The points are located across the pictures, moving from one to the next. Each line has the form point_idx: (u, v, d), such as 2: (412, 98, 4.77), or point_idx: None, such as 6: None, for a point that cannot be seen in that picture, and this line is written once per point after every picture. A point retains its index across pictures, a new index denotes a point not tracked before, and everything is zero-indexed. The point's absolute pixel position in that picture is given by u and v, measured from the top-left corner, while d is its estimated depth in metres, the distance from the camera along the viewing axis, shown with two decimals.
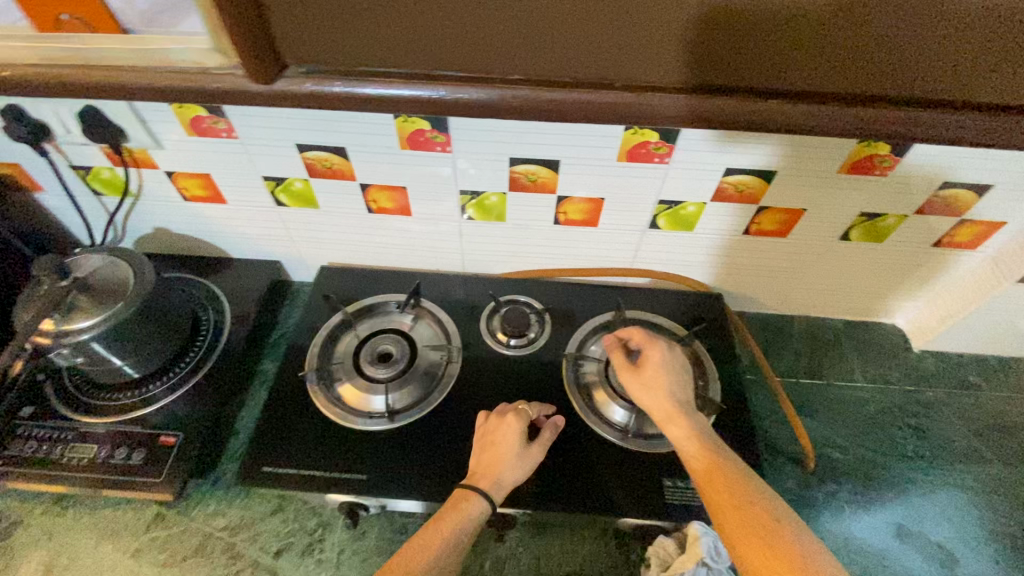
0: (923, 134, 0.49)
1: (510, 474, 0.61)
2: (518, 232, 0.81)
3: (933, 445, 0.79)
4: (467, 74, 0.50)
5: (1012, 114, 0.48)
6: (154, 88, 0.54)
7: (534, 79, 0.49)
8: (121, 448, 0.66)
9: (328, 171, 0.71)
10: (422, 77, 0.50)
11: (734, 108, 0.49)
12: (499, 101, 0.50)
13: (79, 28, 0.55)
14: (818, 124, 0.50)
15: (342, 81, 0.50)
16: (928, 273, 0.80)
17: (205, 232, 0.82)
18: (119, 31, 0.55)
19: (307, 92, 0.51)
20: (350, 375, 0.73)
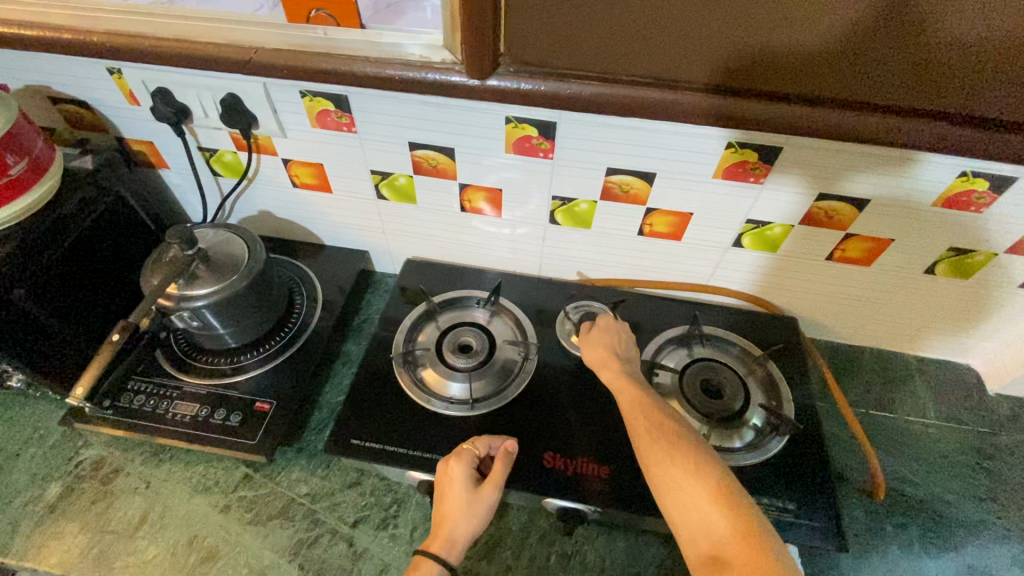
0: (971, 149, 0.53)
1: (469, 522, 0.58)
2: (602, 238, 0.82)
3: (1009, 490, 0.76)
4: (655, 80, 0.53)
5: (1008, 133, 0.51)
6: (317, 72, 0.59)
7: (716, 87, 0.53)
8: (219, 410, 0.76)
9: (433, 169, 0.76)
10: (596, 78, 0.54)
11: (756, 108, 0.53)
12: (615, 99, 0.55)
13: (324, 23, 0.60)
14: (829, 128, 0.53)
15: (549, 82, 0.55)
16: (1014, 316, 0.79)
17: (307, 218, 0.91)
18: (358, 25, 0.60)
19: (518, 91, 0.56)
20: (433, 360, 0.78)
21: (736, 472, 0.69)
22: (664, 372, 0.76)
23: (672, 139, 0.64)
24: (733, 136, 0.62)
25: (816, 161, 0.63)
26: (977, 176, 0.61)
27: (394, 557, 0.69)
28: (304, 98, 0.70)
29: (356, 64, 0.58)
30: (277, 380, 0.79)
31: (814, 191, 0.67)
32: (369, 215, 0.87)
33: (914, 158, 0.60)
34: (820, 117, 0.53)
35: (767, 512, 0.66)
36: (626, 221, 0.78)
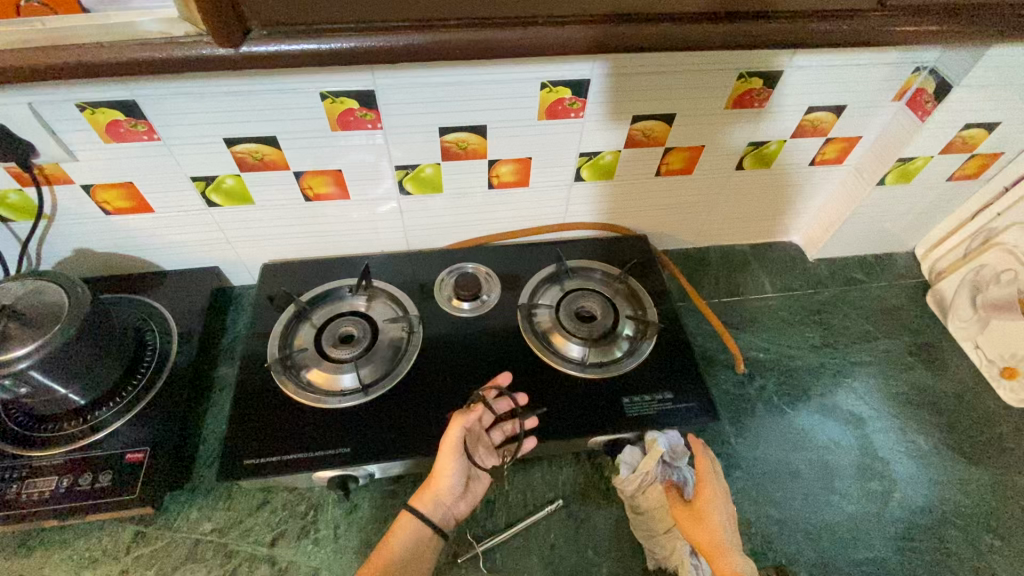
0: (818, 42, 0.60)
1: (437, 477, 0.66)
2: (456, 199, 0.83)
3: (836, 333, 0.92)
4: (417, 23, 0.54)
5: (860, 18, 0.59)
6: (83, 67, 0.52)
7: (469, 20, 0.54)
8: (85, 474, 0.68)
9: (260, 163, 0.72)
10: (364, 28, 0.53)
11: (633, 31, 0.56)
12: (419, 47, 0.54)
13: (39, 12, 0.52)
14: (706, 42, 0.58)
15: (308, 38, 0.53)
16: (811, 191, 0.93)
17: (138, 247, 0.83)
18: (80, 9, 0.53)
19: (276, 55, 0.53)
20: (316, 359, 0.76)
21: (621, 380, 0.75)
22: (542, 311, 0.81)
23: (489, 88, 0.66)
24: (544, 75, 0.66)
25: (622, 86, 0.69)
26: (753, 76, 0.70)
27: (322, 559, 0.68)
28: (84, 112, 0.62)
29: (117, 53, 0.52)
30: (145, 425, 0.72)
31: (629, 114, 0.73)
32: (208, 226, 0.81)
33: (697, 65, 0.67)
34: (663, 32, 0.56)
35: (652, 406, 0.73)
36: (473, 177, 0.80)
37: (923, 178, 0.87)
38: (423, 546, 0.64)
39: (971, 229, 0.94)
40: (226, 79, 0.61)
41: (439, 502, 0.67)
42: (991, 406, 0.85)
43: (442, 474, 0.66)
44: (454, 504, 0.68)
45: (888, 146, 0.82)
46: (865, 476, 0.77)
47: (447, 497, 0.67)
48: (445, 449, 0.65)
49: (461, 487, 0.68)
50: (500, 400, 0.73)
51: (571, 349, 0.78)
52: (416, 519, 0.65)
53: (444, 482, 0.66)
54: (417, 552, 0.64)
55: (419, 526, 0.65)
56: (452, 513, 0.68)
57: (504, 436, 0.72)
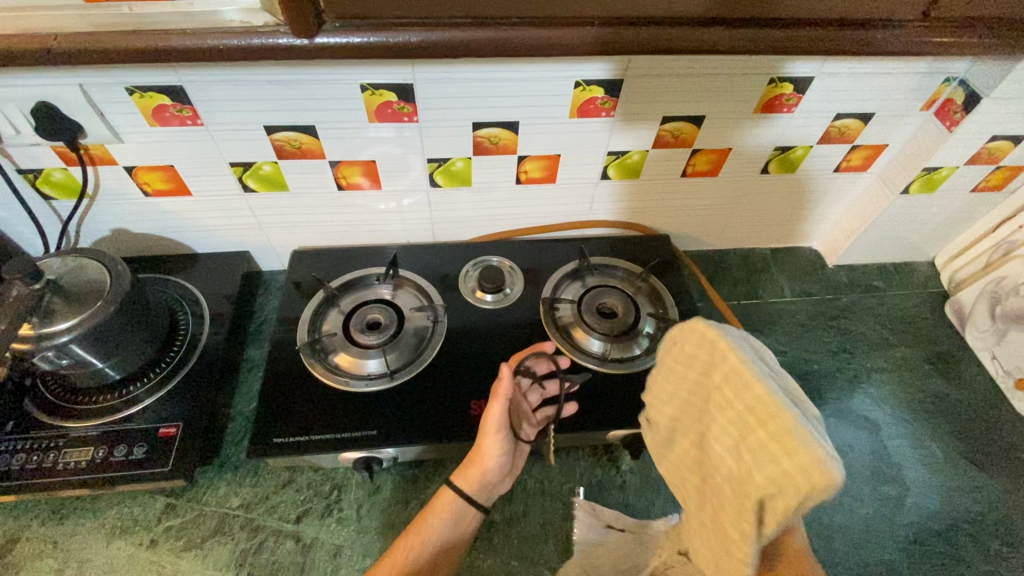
0: (844, 49, 0.60)
1: (483, 456, 0.65)
2: (484, 193, 0.85)
3: (852, 339, 0.93)
4: (471, 18, 0.55)
5: (886, 27, 0.59)
6: (139, 49, 0.54)
7: (522, 17, 0.55)
8: (119, 446, 0.70)
9: (297, 151, 0.74)
10: (421, 22, 0.55)
11: (671, 32, 0.57)
12: (466, 41, 0.56)
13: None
14: (736, 46, 0.59)
15: (367, 30, 0.54)
16: (835, 196, 0.94)
17: (172, 228, 0.85)
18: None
19: (343, 44, 0.55)
20: (343, 344, 0.77)
21: (639, 376, 0.77)
22: (564, 305, 0.83)
23: (524, 85, 0.68)
24: (580, 73, 0.67)
25: (655, 88, 0.70)
26: (784, 81, 0.71)
27: (345, 538, 0.70)
28: (133, 96, 0.64)
29: (164, 36, 0.54)
30: (178, 401, 0.74)
31: (657, 116, 0.74)
32: (242, 211, 0.83)
33: (729, 70, 0.68)
34: (695, 35, 0.57)
35: None
36: (502, 172, 0.81)
37: (947, 188, 0.87)
38: (461, 522, 0.65)
39: (993, 241, 0.94)
40: (270, 69, 0.63)
41: (483, 481, 0.66)
42: (1006, 417, 0.86)
43: (489, 453, 0.65)
44: (498, 482, 0.68)
45: (913, 156, 0.83)
46: (878, 480, 0.78)
47: (493, 476, 0.67)
48: (489, 428, 0.65)
49: (505, 466, 0.68)
50: (540, 361, 0.73)
51: (592, 343, 0.79)
52: (459, 498, 0.65)
53: (490, 461, 0.65)
54: (454, 530, 0.64)
55: (461, 505, 0.64)
56: (495, 489, 0.68)
57: (542, 398, 0.73)
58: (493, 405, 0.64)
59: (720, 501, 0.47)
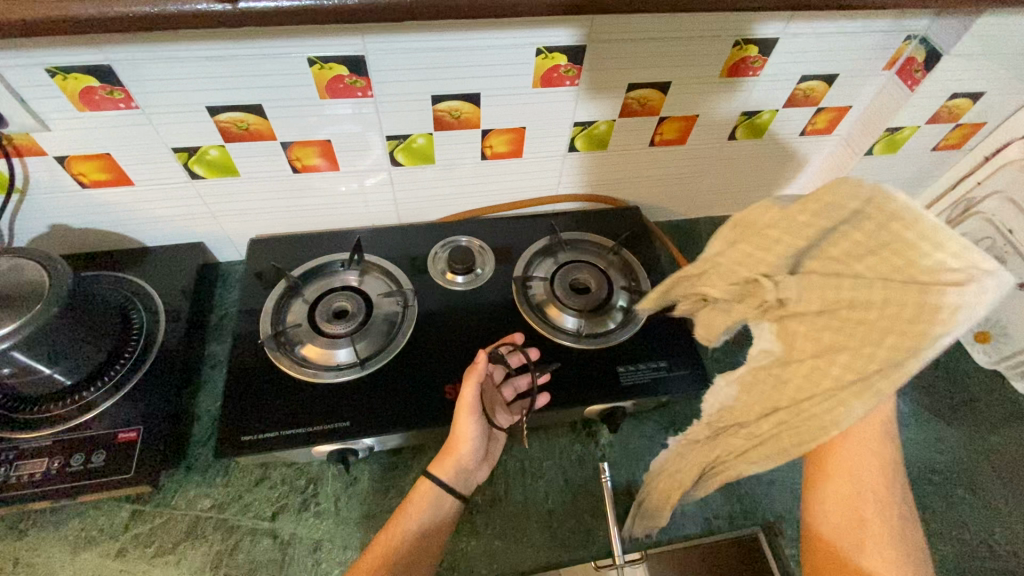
0: (810, 3, 0.59)
1: (456, 443, 0.66)
2: (449, 170, 0.82)
3: None
4: None
5: None
6: (52, 21, 0.49)
7: None
8: (77, 455, 0.67)
9: (245, 133, 0.70)
10: None
11: None
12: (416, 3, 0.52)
13: None
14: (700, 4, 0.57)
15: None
16: (802, 160, 0.94)
17: (118, 221, 0.80)
18: None
19: (281, 10, 0.51)
20: (310, 335, 0.74)
21: (616, 350, 0.76)
22: (537, 282, 0.81)
23: (482, 54, 0.65)
24: (541, 40, 0.64)
25: (619, 54, 0.67)
26: (748, 43, 0.69)
27: (325, 531, 0.68)
28: (56, 79, 0.59)
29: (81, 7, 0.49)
30: (137, 404, 0.71)
31: (623, 84, 0.72)
32: (192, 200, 0.79)
33: (694, 33, 0.66)
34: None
35: (647, 374, 0.74)
36: (466, 147, 0.78)
37: (909, 148, 0.88)
38: (441, 513, 0.64)
39: (954, 198, 0.95)
40: (205, 43, 0.58)
41: (460, 469, 0.66)
42: (966, 368, 0.89)
43: (462, 438, 0.65)
44: (475, 469, 0.68)
45: (877, 116, 0.83)
46: None
47: (469, 463, 0.67)
48: (461, 411, 0.65)
49: (480, 452, 0.68)
50: (514, 355, 0.74)
51: (567, 320, 0.78)
52: (436, 487, 0.64)
53: (466, 447, 0.65)
54: (435, 523, 0.63)
55: (439, 495, 0.64)
56: (473, 478, 0.68)
57: (515, 392, 0.74)
58: (467, 388, 0.66)
59: (835, 334, 0.46)
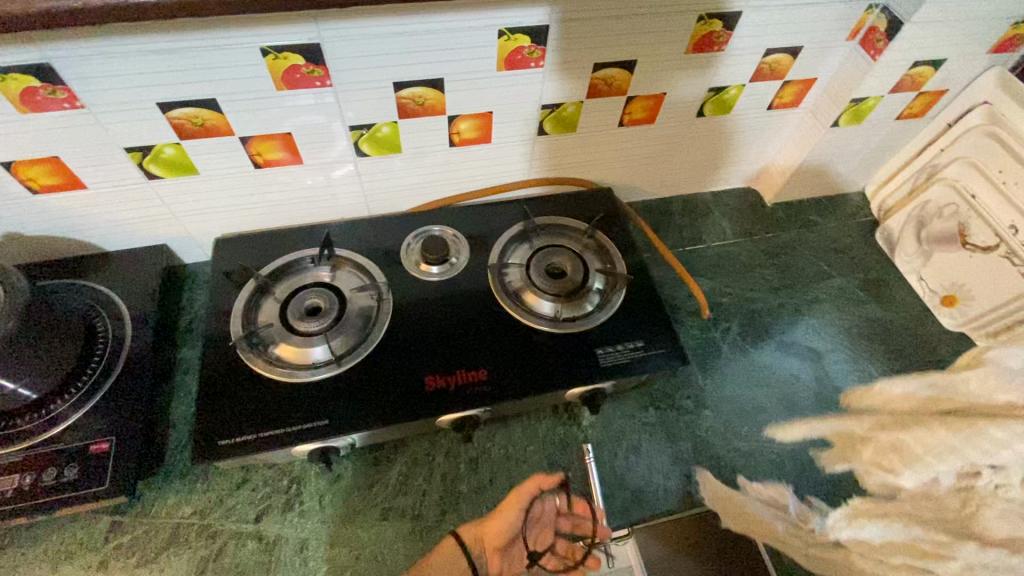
0: None
1: (492, 520, 0.67)
2: (417, 159, 0.80)
3: (793, 274, 0.96)
4: None
5: None
6: None
7: None
8: (48, 469, 0.65)
9: (201, 129, 0.67)
10: None
11: None
12: None
13: None
14: None
15: None
16: (771, 134, 0.94)
17: (74, 227, 0.77)
18: None
19: None
20: (283, 334, 0.73)
21: (594, 333, 0.76)
22: (512, 269, 0.80)
23: (443, 37, 0.63)
24: (502, 21, 0.62)
25: (583, 33, 0.66)
26: (712, 17, 0.69)
27: (311, 530, 0.68)
28: None
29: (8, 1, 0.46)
30: (108, 414, 0.69)
31: (589, 64, 0.71)
32: (152, 201, 0.76)
33: (657, 9, 0.65)
34: None
35: (625, 355, 0.75)
36: (434, 134, 0.77)
37: (875, 118, 0.89)
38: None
39: (916, 166, 0.97)
40: (149, 35, 0.55)
41: (479, 546, 0.65)
42: (934, 332, 0.92)
43: (499, 518, 0.67)
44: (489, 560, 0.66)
45: (842, 87, 0.83)
46: (823, 405, 0.83)
47: (486, 549, 0.66)
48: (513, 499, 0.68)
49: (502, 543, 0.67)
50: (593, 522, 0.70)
51: (543, 306, 0.78)
52: (453, 548, 0.64)
53: (495, 531, 0.66)
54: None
55: (454, 558, 0.63)
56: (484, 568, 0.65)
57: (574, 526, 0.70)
58: (526, 482, 0.69)
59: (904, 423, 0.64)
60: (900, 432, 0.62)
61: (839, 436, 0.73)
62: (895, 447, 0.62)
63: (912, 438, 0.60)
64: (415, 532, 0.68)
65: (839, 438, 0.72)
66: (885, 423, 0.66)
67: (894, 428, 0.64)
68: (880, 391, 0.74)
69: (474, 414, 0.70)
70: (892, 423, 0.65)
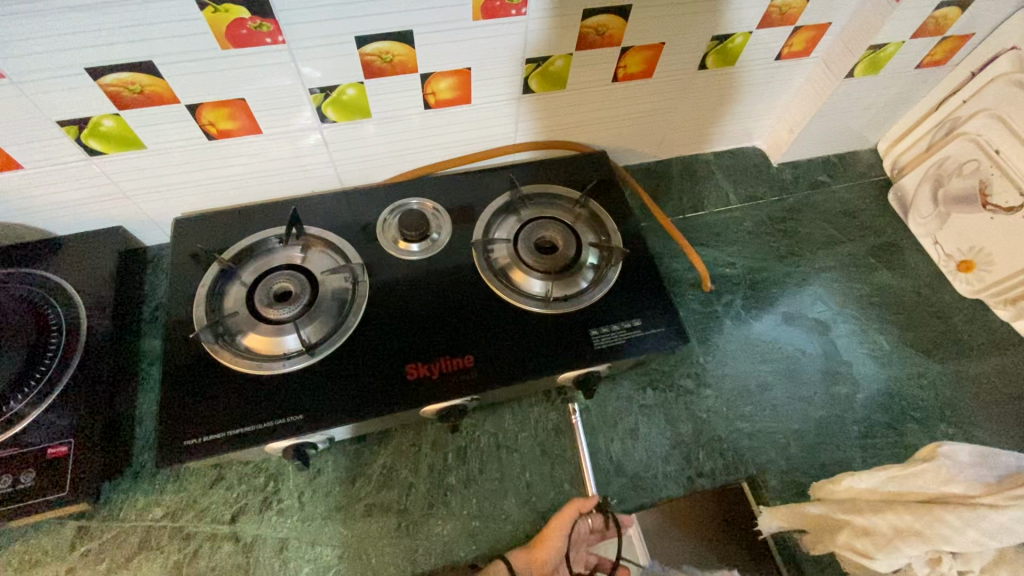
0: None
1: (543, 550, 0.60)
2: (391, 124, 0.73)
3: (800, 241, 0.91)
4: None
5: None
6: None
7: None
8: (2, 476, 0.59)
9: (141, 96, 0.60)
10: None
11: None
12: None
13: None
14: None
15: None
16: (779, 88, 0.86)
17: (14, 210, 0.70)
18: None
19: None
20: (251, 323, 0.67)
21: (588, 312, 0.71)
22: (498, 245, 0.74)
23: None
24: None
25: None
26: None
27: (290, 529, 0.64)
28: None
29: None
30: (67, 413, 0.63)
31: (577, 11, 0.63)
32: (98, 179, 0.69)
33: None
34: None
35: (622, 335, 0.69)
36: (407, 96, 0.69)
37: (893, 67, 0.81)
38: None
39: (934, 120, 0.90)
40: None
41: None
42: (948, 300, 0.87)
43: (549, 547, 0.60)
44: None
45: (858, 32, 0.75)
46: (830, 381, 0.78)
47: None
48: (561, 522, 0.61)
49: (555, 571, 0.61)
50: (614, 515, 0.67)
51: (533, 285, 0.72)
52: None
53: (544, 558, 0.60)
54: None
55: None
56: None
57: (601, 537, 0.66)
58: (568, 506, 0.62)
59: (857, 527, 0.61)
60: (870, 516, 0.60)
61: (815, 519, 0.64)
62: (867, 530, 0.60)
63: (890, 524, 0.58)
64: (401, 528, 0.64)
65: (815, 519, 0.64)
66: (857, 506, 0.62)
67: (863, 511, 0.61)
68: (847, 484, 0.64)
69: (459, 403, 0.65)
70: (866, 507, 0.61)
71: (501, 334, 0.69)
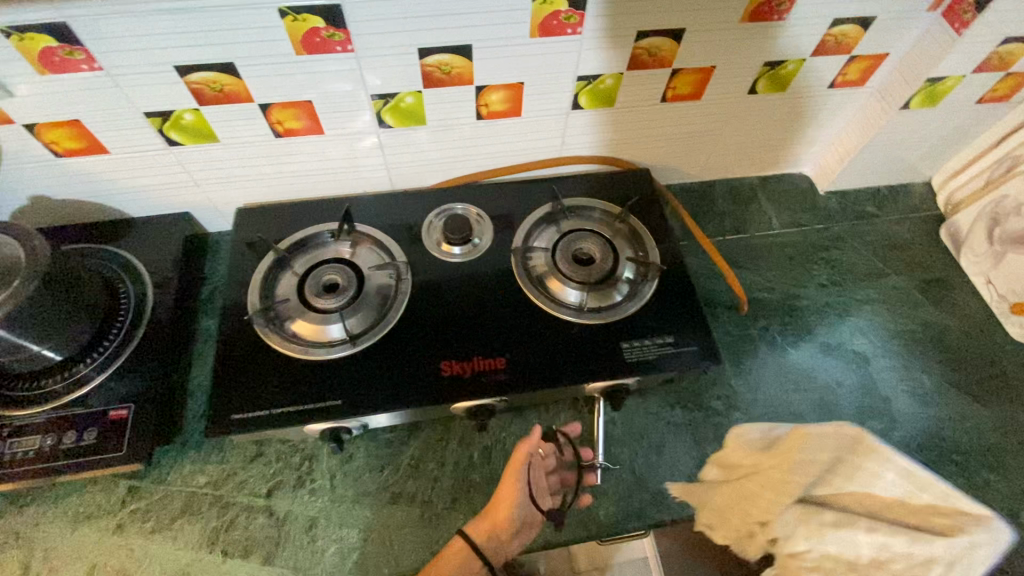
0: None
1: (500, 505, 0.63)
2: (443, 132, 0.76)
3: (843, 270, 0.89)
4: None
5: None
6: None
7: None
8: (69, 432, 0.65)
9: (220, 95, 0.65)
10: None
11: None
12: None
13: None
14: None
15: None
16: (830, 115, 0.86)
17: (98, 191, 0.77)
18: None
19: None
20: (300, 310, 0.71)
21: (621, 324, 0.72)
22: (537, 253, 0.76)
23: None
24: None
25: None
26: None
27: (319, 509, 0.67)
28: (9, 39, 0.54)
29: None
30: (129, 380, 0.69)
31: (631, 32, 0.65)
32: (173, 168, 0.75)
33: None
34: None
35: (653, 351, 0.70)
36: (461, 106, 0.72)
37: (952, 101, 0.79)
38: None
39: (995, 157, 0.87)
40: None
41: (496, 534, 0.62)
42: (998, 342, 0.84)
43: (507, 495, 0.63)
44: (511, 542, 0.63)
45: (915, 64, 0.74)
46: (865, 415, 0.77)
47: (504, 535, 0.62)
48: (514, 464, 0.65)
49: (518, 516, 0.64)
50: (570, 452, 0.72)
51: (568, 294, 0.74)
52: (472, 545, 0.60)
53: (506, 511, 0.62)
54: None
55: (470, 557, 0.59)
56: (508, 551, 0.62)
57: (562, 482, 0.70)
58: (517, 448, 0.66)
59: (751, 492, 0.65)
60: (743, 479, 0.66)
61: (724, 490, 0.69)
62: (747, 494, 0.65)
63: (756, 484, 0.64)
64: (424, 519, 0.67)
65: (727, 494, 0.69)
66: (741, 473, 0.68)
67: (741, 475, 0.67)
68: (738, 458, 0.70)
69: (488, 403, 0.67)
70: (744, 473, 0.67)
71: (533, 338, 0.71)
